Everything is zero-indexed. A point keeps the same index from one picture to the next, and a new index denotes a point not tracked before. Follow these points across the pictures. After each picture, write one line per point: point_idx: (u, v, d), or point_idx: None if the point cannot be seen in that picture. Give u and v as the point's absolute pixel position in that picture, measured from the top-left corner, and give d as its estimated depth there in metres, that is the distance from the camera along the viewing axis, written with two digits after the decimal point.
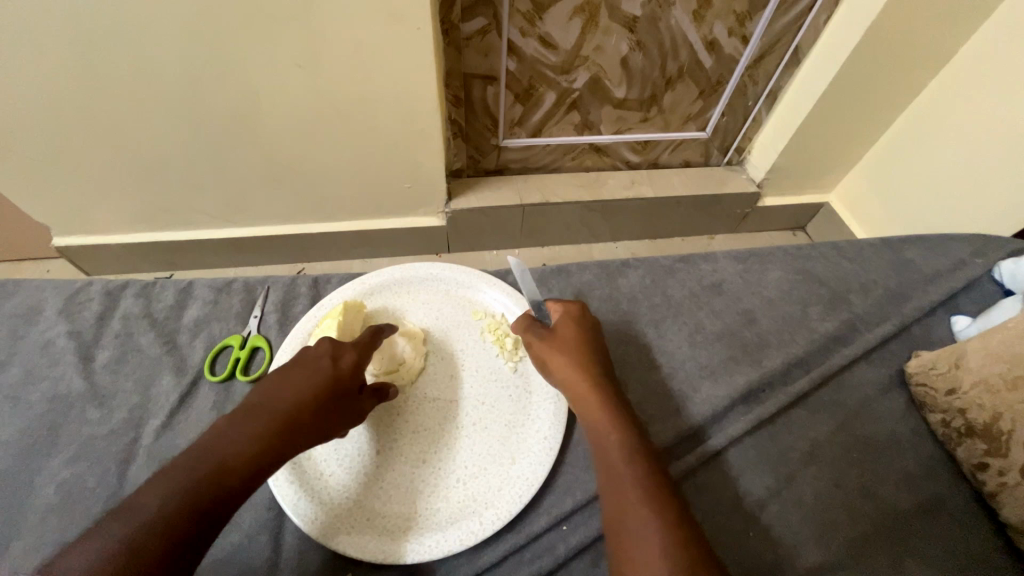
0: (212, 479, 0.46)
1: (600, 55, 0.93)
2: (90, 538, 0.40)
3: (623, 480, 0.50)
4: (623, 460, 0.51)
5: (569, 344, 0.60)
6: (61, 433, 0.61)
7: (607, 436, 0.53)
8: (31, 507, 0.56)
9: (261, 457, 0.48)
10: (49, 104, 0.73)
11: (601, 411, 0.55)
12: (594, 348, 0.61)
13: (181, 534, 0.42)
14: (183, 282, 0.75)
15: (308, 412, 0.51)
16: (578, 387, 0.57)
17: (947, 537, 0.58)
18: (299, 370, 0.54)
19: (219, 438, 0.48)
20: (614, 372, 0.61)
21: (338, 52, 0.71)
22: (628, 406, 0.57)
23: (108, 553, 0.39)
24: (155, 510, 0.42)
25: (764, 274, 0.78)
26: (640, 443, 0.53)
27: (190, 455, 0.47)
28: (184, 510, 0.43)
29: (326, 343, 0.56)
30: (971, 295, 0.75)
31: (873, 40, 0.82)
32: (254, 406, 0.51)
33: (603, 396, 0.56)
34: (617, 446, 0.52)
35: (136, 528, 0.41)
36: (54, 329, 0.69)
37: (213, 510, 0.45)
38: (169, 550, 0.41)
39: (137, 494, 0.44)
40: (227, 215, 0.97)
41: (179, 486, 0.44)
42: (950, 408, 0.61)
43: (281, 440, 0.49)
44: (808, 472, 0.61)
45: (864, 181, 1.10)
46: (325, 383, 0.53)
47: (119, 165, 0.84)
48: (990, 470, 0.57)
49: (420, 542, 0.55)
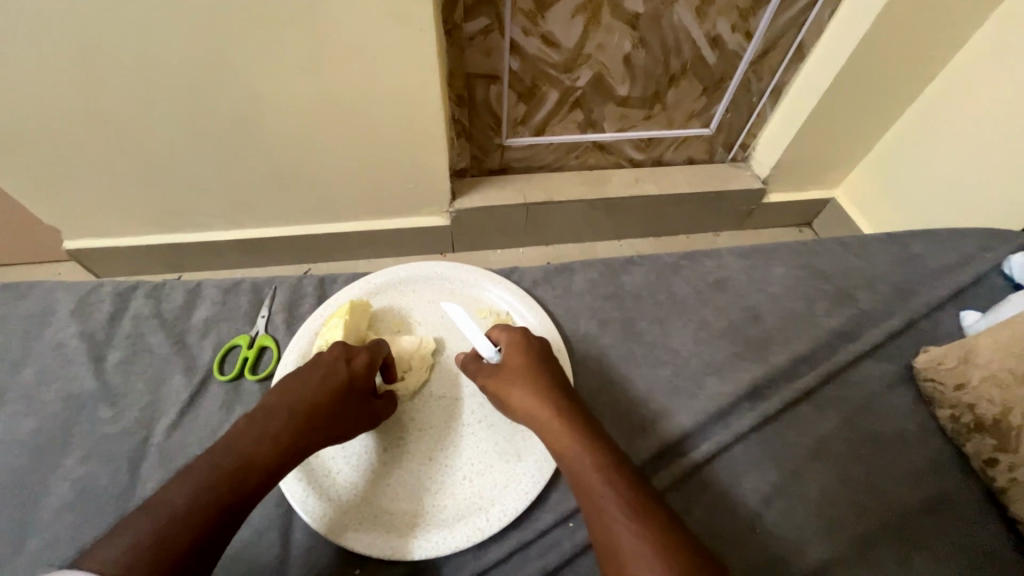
0: (234, 478, 0.47)
1: (603, 53, 0.93)
2: (121, 531, 0.42)
3: (606, 506, 0.46)
4: (598, 482, 0.48)
5: (523, 371, 0.57)
6: (74, 432, 0.62)
7: (579, 460, 0.50)
8: (46, 505, 0.57)
9: (282, 457, 0.50)
10: (60, 108, 0.74)
11: (567, 436, 0.52)
12: (545, 368, 0.58)
13: (206, 527, 0.44)
14: (191, 283, 0.75)
15: (325, 412, 0.54)
16: (540, 414, 0.54)
17: (956, 533, 0.57)
18: (315, 371, 0.56)
19: (241, 438, 0.50)
20: (571, 387, 0.58)
21: (342, 54, 0.72)
22: (592, 420, 0.54)
23: (135, 548, 0.41)
24: (180, 505, 0.44)
25: (769, 271, 0.78)
26: (615, 459, 0.50)
27: (215, 452, 0.48)
28: (207, 509, 0.45)
29: (339, 346, 0.59)
30: (980, 290, 0.75)
31: (879, 32, 0.82)
32: (272, 407, 0.53)
33: (567, 419, 0.53)
34: (592, 469, 0.49)
35: (165, 524, 0.43)
36: (66, 329, 0.70)
37: (234, 510, 0.46)
38: (190, 548, 0.42)
39: (162, 490, 0.45)
40: (233, 216, 0.98)
41: (205, 483, 0.46)
42: (958, 403, 0.60)
43: (298, 442, 0.52)
44: (815, 468, 0.61)
45: (870, 176, 1.09)
46: (341, 383, 0.55)
47: (127, 168, 0.85)
48: (999, 465, 0.57)
49: (426, 538, 0.56)
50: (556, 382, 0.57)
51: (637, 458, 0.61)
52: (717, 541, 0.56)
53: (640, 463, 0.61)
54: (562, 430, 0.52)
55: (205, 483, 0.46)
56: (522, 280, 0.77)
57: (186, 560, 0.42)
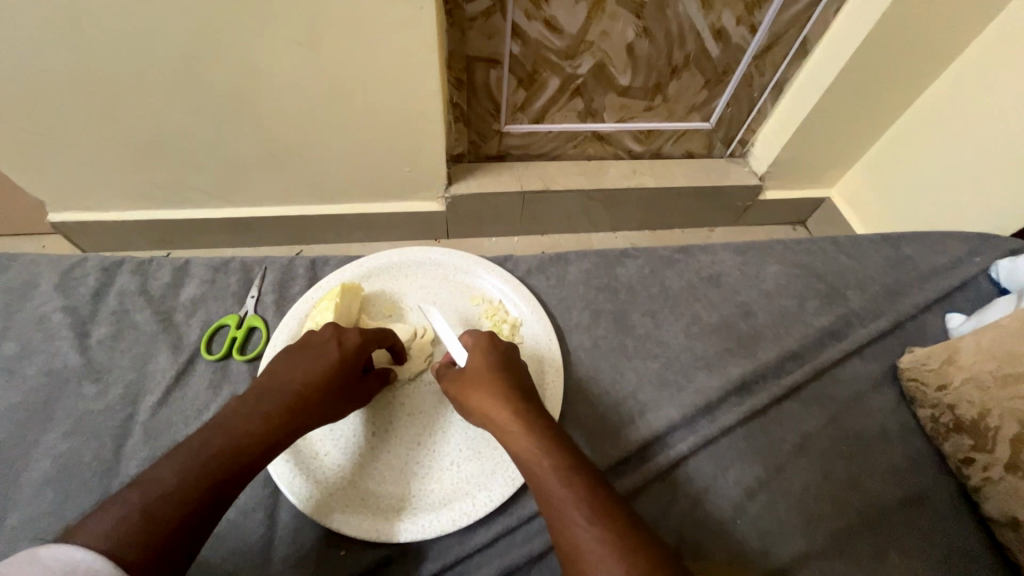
0: (223, 457, 0.46)
1: (606, 41, 0.91)
2: (106, 509, 0.41)
3: (567, 509, 0.45)
4: (556, 482, 0.46)
5: (484, 372, 0.56)
6: (57, 407, 0.61)
7: (539, 464, 0.48)
8: (29, 480, 0.57)
9: (272, 438, 0.50)
10: (43, 75, 0.71)
11: (525, 437, 0.50)
12: (507, 370, 0.57)
13: (196, 506, 0.43)
14: (179, 260, 0.74)
15: (316, 393, 0.53)
16: (500, 418, 0.52)
17: (929, 529, 0.59)
18: (306, 353, 0.56)
19: (231, 419, 0.50)
20: (533, 388, 0.57)
21: (338, 30, 0.70)
22: (551, 421, 0.53)
23: (123, 525, 0.40)
24: (171, 483, 0.43)
25: (762, 268, 0.78)
26: (574, 460, 0.48)
27: (204, 432, 0.48)
28: (196, 487, 0.44)
29: (330, 328, 0.58)
30: (967, 294, 0.76)
31: (886, 31, 0.81)
32: (263, 389, 0.53)
33: (527, 422, 0.51)
34: (551, 471, 0.47)
35: (153, 501, 0.42)
36: (50, 304, 0.68)
37: (223, 489, 0.45)
38: (179, 525, 0.42)
39: (152, 468, 0.44)
40: (224, 194, 0.96)
41: (196, 462, 0.45)
42: (939, 403, 0.62)
43: (288, 424, 0.51)
44: (797, 463, 0.62)
45: (865, 177, 1.09)
46: (332, 364, 0.55)
47: (114, 141, 0.82)
48: (975, 465, 0.58)
49: (413, 522, 0.56)
50: (518, 383, 0.56)
51: (624, 448, 0.62)
52: (699, 532, 0.57)
53: (626, 454, 0.62)
54: (522, 433, 0.51)
55: (194, 462, 0.45)
56: (516, 268, 0.76)
57: (174, 536, 0.41)
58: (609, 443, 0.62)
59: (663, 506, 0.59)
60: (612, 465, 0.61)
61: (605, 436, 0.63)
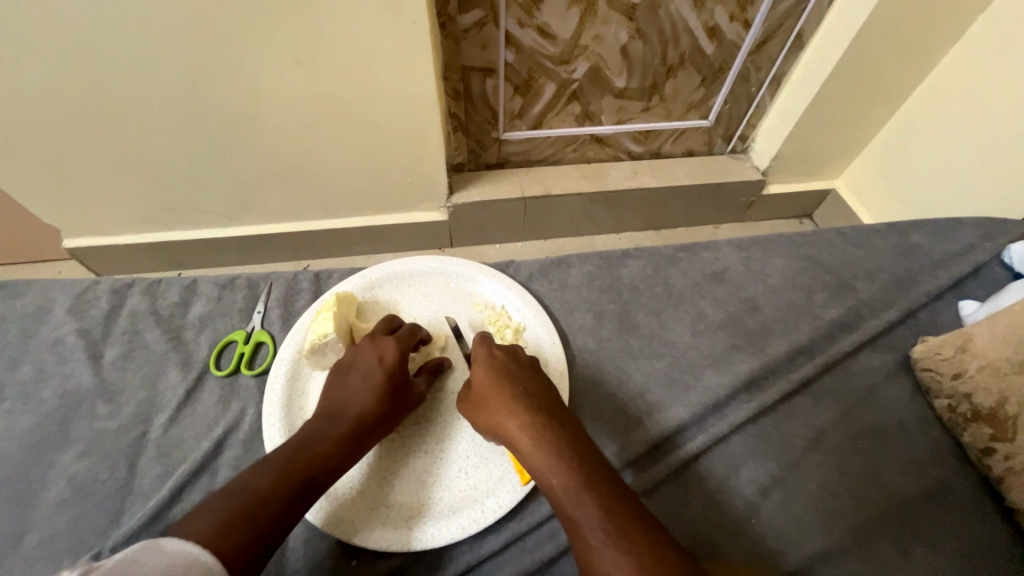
0: (304, 468, 0.50)
1: (600, 45, 0.92)
2: (206, 510, 0.43)
3: (584, 526, 0.44)
4: (570, 501, 0.46)
5: (499, 379, 0.55)
6: (72, 428, 0.63)
7: (553, 478, 0.47)
8: (47, 500, 0.58)
9: (343, 452, 0.53)
10: (58, 108, 0.74)
11: (535, 456, 0.49)
12: (515, 379, 0.55)
13: (281, 512, 0.46)
14: (187, 280, 0.76)
15: (376, 409, 0.56)
16: (514, 428, 0.52)
17: (952, 522, 0.57)
18: (355, 375, 0.59)
19: (304, 437, 0.53)
20: (549, 393, 0.56)
21: (336, 50, 0.72)
22: (562, 428, 0.51)
23: (225, 525, 0.42)
24: (264, 490, 0.46)
25: (767, 262, 0.77)
26: (587, 473, 0.47)
27: (285, 449, 0.51)
28: (282, 495, 0.47)
29: (370, 346, 0.61)
30: (981, 281, 0.74)
31: (882, 19, 0.80)
32: (330, 410, 0.56)
33: (536, 438, 0.50)
34: (563, 489, 0.47)
35: (249, 505, 0.45)
36: (63, 327, 0.70)
37: (306, 497, 0.49)
38: (269, 528, 0.45)
39: (246, 476, 0.47)
40: (230, 213, 0.98)
41: (284, 472, 0.48)
42: (955, 393, 0.60)
43: (356, 438, 0.54)
44: (812, 460, 0.60)
45: (869, 167, 1.08)
46: (380, 381, 0.58)
47: (124, 167, 0.85)
48: (996, 454, 0.56)
49: (422, 531, 0.56)
50: (525, 392, 0.54)
51: (633, 449, 0.61)
52: (713, 532, 0.56)
53: (635, 455, 0.61)
54: (536, 443, 0.50)
55: (282, 471, 0.48)
56: (518, 273, 0.77)
57: (268, 537, 0.44)
58: (618, 444, 0.62)
59: (674, 508, 0.58)
60: (622, 467, 0.60)
61: (613, 437, 0.62)
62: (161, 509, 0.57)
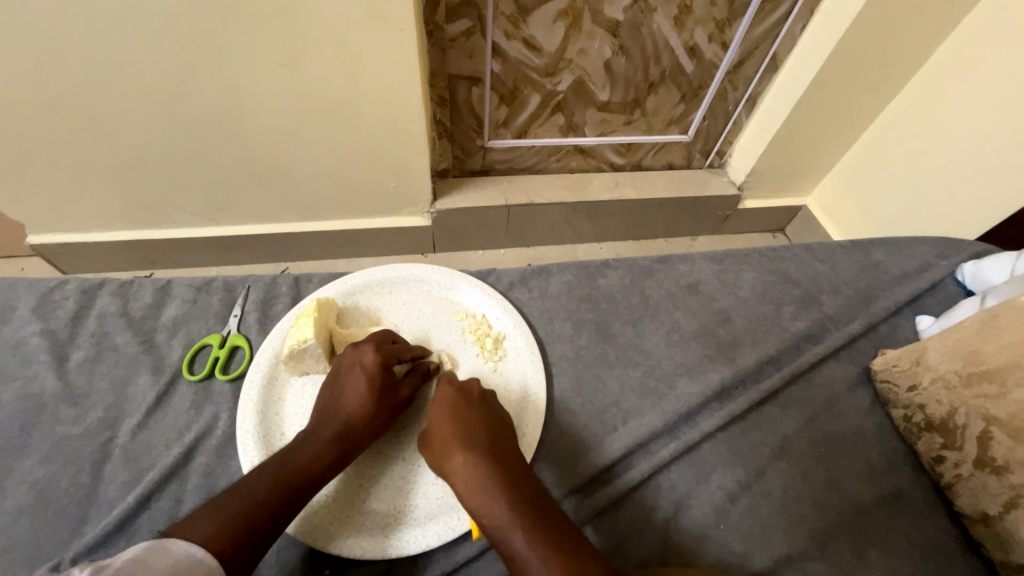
0: (295, 473, 0.51)
1: (584, 59, 0.94)
2: (202, 514, 0.45)
3: (515, 558, 0.46)
4: (507, 529, 0.47)
5: (442, 408, 0.57)
6: (34, 433, 0.60)
7: (488, 513, 0.49)
8: (3, 508, 0.55)
9: (335, 456, 0.54)
10: (29, 101, 0.72)
11: (476, 487, 0.50)
12: (465, 411, 0.56)
13: (276, 515, 0.48)
14: (160, 282, 0.74)
15: (364, 411, 0.56)
16: (454, 464, 0.52)
17: (906, 526, 0.60)
18: (341, 381, 0.59)
19: (294, 444, 0.53)
20: (500, 423, 0.57)
21: (322, 54, 0.72)
22: (505, 460, 0.53)
23: (221, 529, 0.44)
24: (259, 494, 0.48)
25: (740, 275, 0.80)
26: (524, 504, 0.49)
27: (275, 456, 0.52)
28: (278, 498, 0.48)
29: (351, 352, 0.61)
30: (936, 296, 0.78)
31: (848, 46, 0.85)
32: (318, 417, 0.56)
33: (480, 469, 0.51)
34: (501, 517, 0.48)
35: (247, 507, 0.46)
36: (26, 328, 0.68)
37: (300, 500, 0.50)
38: (265, 530, 0.46)
39: (244, 481, 0.49)
40: (208, 213, 0.96)
41: (279, 476, 0.50)
42: (911, 404, 0.63)
43: (344, 442, 0.55)
44: (778, 467, 0.63)
45: (839, 186, 1.13)
46: (364, 384, 0.58)
47: (99, 163, 0.83)
48: (947, 462, 0.59)
49: (399, 539, 0.56)
50: (470, 424, 0.55)
51: (582, 474, 0.61)
52: (683, 537, 0.58)
53: (611, 461, 0.62)
54: (470, 478, 0.51)
55: (277, 475, 0.50)
56: (499, 281, 0.77)
57: (261, 539, 0.46)
58: (565, 470, 0.62)
59: (647, 513, 0.59)
60: (568, 493, 0.60)
61: (577, 451, 0.63)
62: (126, 517, 0.55)
